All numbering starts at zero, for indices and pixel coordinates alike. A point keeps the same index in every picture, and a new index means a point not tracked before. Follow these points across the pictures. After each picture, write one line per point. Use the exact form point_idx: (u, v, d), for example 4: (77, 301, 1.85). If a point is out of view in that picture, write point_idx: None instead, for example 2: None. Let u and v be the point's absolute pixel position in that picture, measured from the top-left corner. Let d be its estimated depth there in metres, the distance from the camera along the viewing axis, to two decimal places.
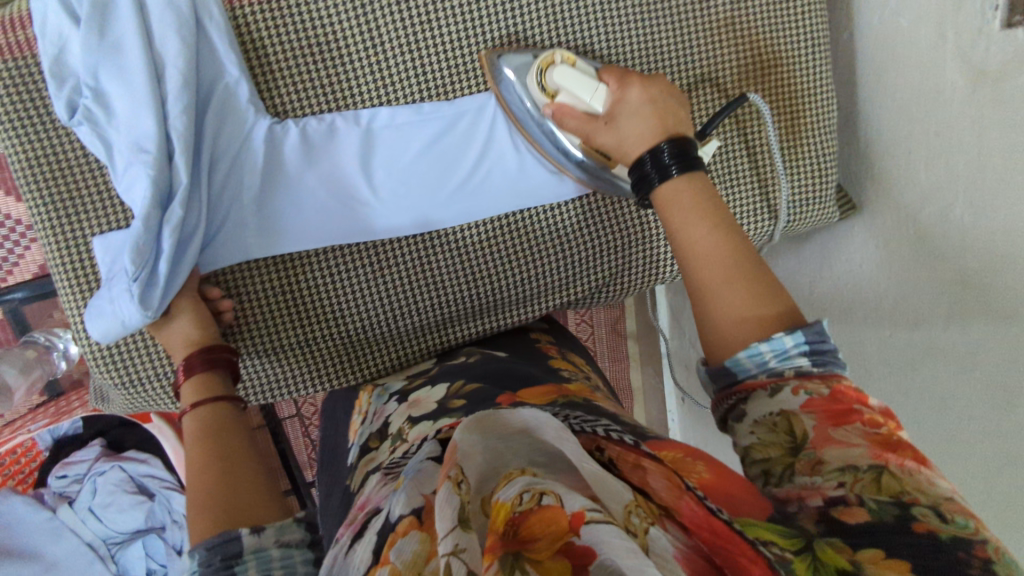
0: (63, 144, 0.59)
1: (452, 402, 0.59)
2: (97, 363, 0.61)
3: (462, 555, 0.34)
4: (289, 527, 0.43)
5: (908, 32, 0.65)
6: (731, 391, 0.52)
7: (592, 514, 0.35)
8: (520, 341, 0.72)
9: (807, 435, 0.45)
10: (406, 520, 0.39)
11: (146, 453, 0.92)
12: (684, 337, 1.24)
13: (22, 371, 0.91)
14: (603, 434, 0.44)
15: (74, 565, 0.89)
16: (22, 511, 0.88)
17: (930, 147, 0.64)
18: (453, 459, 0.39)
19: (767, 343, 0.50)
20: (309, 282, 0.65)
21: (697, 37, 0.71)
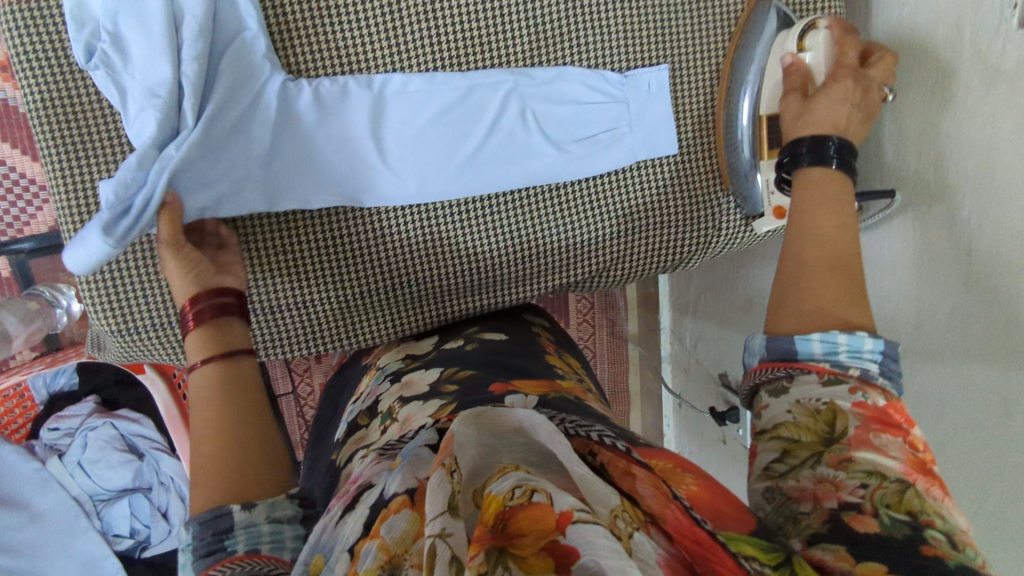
0: (79, 88, 0.59)
1: (443, 385, 0.60)
2: (95, 308, 0.61)
3: (448, 539, 0.35)
4: (281, 505, 0.45)
5: (925, 31, 0.65)
6: (782, 364, 0.50)
7: (581, 514, 0.36)
8: (519, 328, 0.72)
9: (846, 431, 0.44)
10: (399, 498, 0.40)
11: (139, 413, 0.93)
12: (683, 346, 1.24)
13: (22, 321, 0.90)
14: (596, 440, 0.44)
15: (59, 520, 0.88)
16: (12, 460, 0.88)
17: (936, 146, 0.65)
18: (448, 449, 0.40)
19: (847, 335, 0.48)
20: (312, 241, 0.66)
21: (721, 29, 0.70)
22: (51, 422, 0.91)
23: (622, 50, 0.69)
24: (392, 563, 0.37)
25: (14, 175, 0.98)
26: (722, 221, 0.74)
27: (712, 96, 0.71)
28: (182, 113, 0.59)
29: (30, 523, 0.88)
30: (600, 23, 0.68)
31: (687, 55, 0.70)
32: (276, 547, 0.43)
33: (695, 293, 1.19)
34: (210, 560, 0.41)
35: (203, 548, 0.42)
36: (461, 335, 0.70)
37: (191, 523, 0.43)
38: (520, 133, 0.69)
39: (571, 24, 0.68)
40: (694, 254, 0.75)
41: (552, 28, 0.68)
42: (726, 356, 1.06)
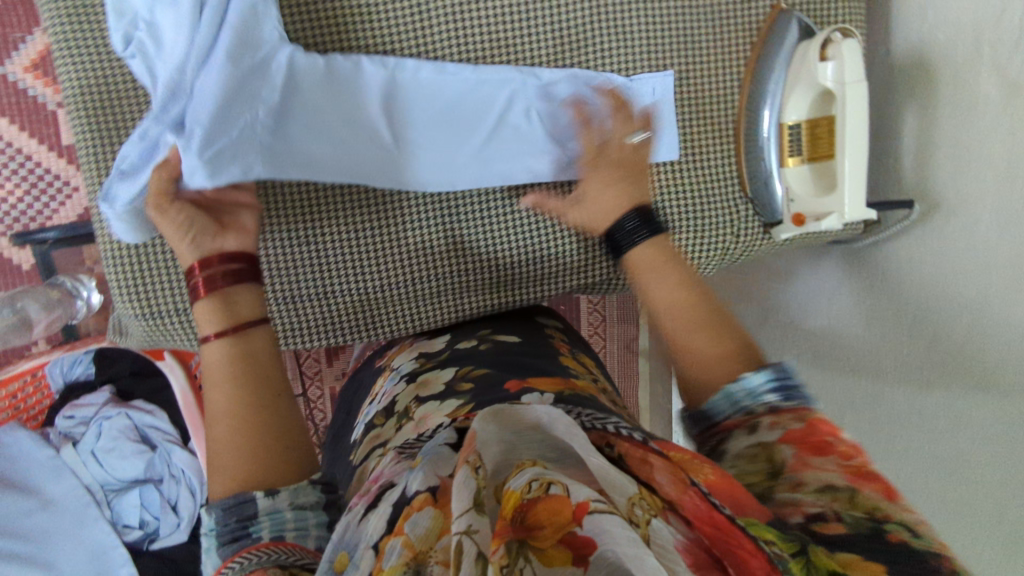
0: (116, 75, 0.61)
1: (458, 384, 0.60)
2: (121, 293, 0.63)
3: (475, 535, 0.34)
4: (304, 490, 0.46)
5: (944, 45, 0.66)
6: (711, 434, 0.51)
7: (597, 505, 0.36)
8: (532, 331, 0.72)
9: (784, 462, 0.44)
10: (422, 496, 0.40)
11: (154, 405, 0.94)
12: None
13: (46, 307, 0.93)
14: (613, 431, 0.44)
15: (71, 507, 0.88)
16: (27, 444, 0.90)
17: (957, 158, 0.65)
18: (472, 445, 0.39)
19: (739, 382, 0.50)
20: (329, 232, 0.67)
21: (738, 33, 0.70)
22: (66, 410, 0.93)
23: (644, 56, 0.69)
24: (418, 559, 0.37)
25: (39, 170, 1.02)
26: (741, 228, 0.72)
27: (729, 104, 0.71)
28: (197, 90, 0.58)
29: (41, 509, 0.87)
30: (622, 31, 0.68)
31: (706, 59, 0.70)
32: (300, 535, 0.44)
33: None
34: (235, 547, 0.42)
35: (228, 534, 0.43)
36: (476, 336, 0.70)
37: (215, 508, 0.45)
38: (529, 130, 0.70)
39: (591, 28, 0.68)
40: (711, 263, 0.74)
41: (573, 32, 0.68)
42: None
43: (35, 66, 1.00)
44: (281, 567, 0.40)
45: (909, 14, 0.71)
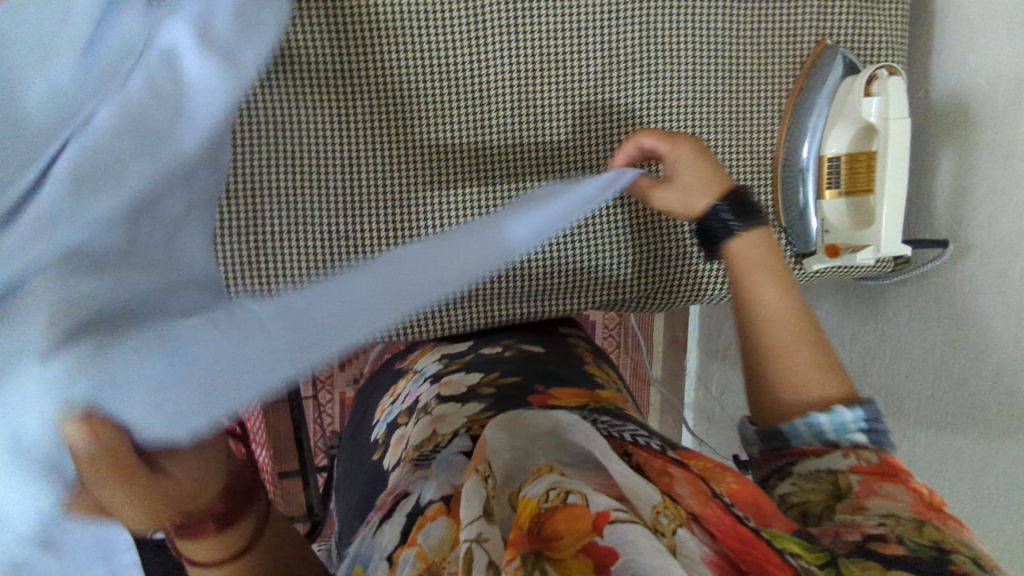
0: None
1: (482, 387, 0.61)
2: None
3: (485, 544, 0.34)
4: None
5: (986, 92, 0.66)
6: (780, 454, 0.51)
7: (618, 514, 0.35)
8: (554, 341, 0.73)
9: (851, 485, 0.46)
10: (434, 506, 0.41)
11: None
12: (706, 392, 1.24)
13: None
14: (631, 441, 0.45)
15: None
16: None
17: (992, 205, 0.65)
18: (483, 454, 0.40)
19: (827, 415, 0.50)
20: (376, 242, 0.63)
21: (773, 62, 0.71)
22: None
23: (693, 84, 0.69)
24: (431, 568, 0.36)
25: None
26: None
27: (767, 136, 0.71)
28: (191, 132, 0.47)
29: None
30: (664, 60, 0.67)
31: (740, 87, 0.70)
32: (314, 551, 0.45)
33: (723, 339, 1.18)
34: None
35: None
36: (499, 343, 0.71)
37: None
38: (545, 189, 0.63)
39: (642, 49, 0.67)
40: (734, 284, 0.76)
41: (626, 55, 0.66)
42: None
43: None
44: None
45: (951, 60, 0.71)
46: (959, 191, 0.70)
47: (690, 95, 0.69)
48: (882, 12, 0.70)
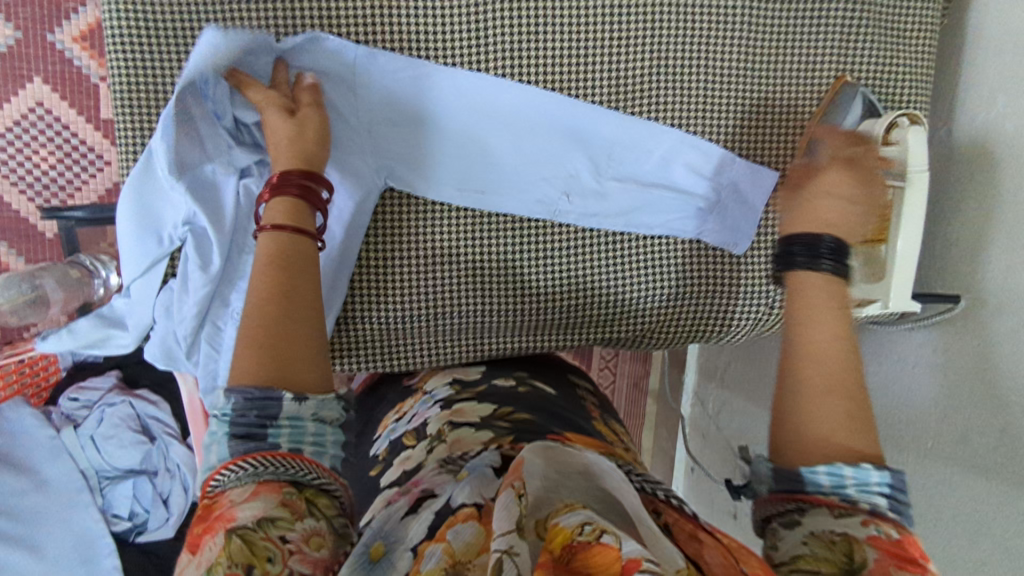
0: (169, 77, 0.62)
1: (497, 418, 0.59)
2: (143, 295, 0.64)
3: (516, 558, 0.33)
4: (328, 404, 0.45)
5: (1014, 135, 0.63)
6: (789, 496, 0.46)
7: (649, 566, 0.32)
8: (563, 384, 0.71)
9: (866, 563, 0.40)
10: (467, 510, 0.39)
11: (158, 396, 0.94)
12: (704, 411, 1.21)
13: (62, 285, 0.92)
14: (664, 499, 0.44)
15: (62, 490, 0.89)
16: (27, 424, 0.90)
17: (1014, 256, 0.63)
18: (518, 471, 0.39)
19: (852, 468, 0.45)
20: (387, 254, 0.68)
21: (790, 89, 0.69)
22: (72, 392, 0.93)
23: (703, 111, 0.68)
24: (456, 566, 0.35)
25: (73, 139, 1.04)
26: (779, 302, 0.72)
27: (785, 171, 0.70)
28: (176, 360, 0.67)
29: (34, 490, 0.88)
30: (673, 81, 0.67)
31: (756, 108, 0.69)
32: (318, 450, 0.44)
33: (724, 360, 1.15)
34: (250, 443, 0.42)
35: (244, 426, 0.42)
36: (515, 375, 0.69)
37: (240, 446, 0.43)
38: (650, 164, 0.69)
39: (657, 84, 0.67)
40: (744, 320, 0.73)
41: (632, 82, 0.66)
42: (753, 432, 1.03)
43: (83, 37, 1.01)
44: (296, 486, 0.41)
45: (977, 100, 0.69)
46: (979, 235, 0.67)
47: (712, 135, 0.68)
48: (907, 50, 0.69)
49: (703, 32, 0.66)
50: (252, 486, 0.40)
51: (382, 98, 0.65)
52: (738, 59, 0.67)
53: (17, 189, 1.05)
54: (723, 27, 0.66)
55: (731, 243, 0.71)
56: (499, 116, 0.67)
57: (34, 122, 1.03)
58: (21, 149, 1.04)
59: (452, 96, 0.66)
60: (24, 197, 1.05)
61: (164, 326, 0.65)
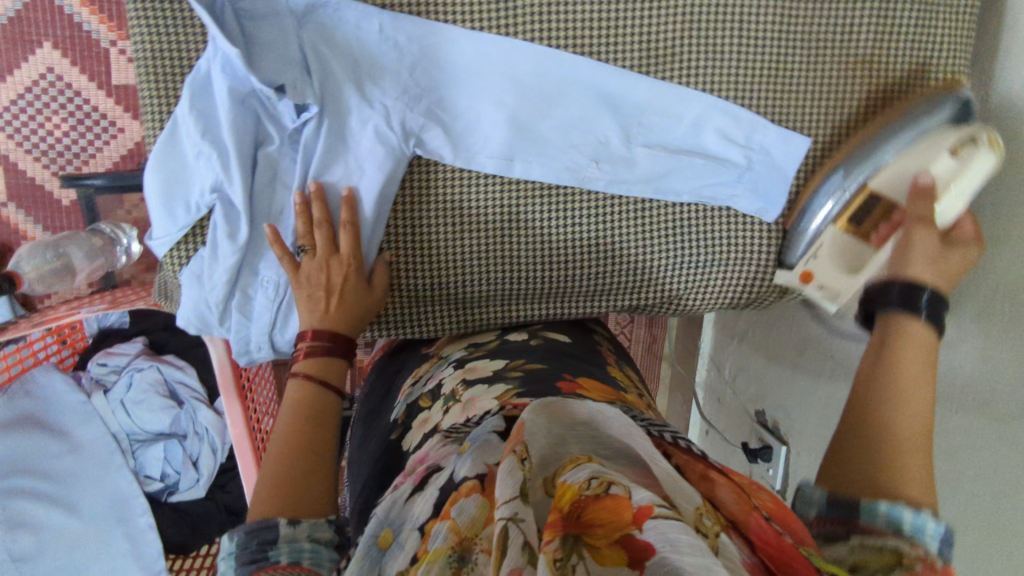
0: (190, 44, 0.62)
1: (508, 371, 0.60)
2: (172, 263, 0.66)
3: (523, 523, 0.32)
4: (320, 527, 0.48)
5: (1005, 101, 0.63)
6: (840, 521, 0.43)
7: (660, 510, 0.32)
8: (581, 334, 0.74)
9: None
10: (469, 482, 0.38)
11: (184, 362, 0.97)
12: (717, 376, 1.22)
13: (89, 256, 0.95)
14: (670, 440, 0.43)
15: (96, 453, 0.92)
16: (61, 389, 0.92)
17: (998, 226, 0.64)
18: (521, 434, 0.37)
19: (911, 512, 0.41)
20: (412, 222, 0.68)
21: (831, 56, 0.67)
22: (100, 357, 0.95)
23: (740, 76, 0.67)
24: (463, 544, 0.34)
25: (85, 106, 0.99)
26: None
27: (824, 141, 0.69)
28: (208, 326, 0.68)
29: (70, 451, 0.91)
30: (712, 45, 0.65)
31: (800, 74, 0.67)
32: (316, 561, 0.45)
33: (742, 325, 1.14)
34: (253, 568, 0.43)
35: (247, 555, 0.44)
36: (529, 332, 0.72)
37: (238, 531, 0.46)
38: (685, 120, 0.68)
39: (687, 49, 0.65)
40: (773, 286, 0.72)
41: (665, 45, 0.65)
42: (766, 392, 1.03)
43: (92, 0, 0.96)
44: None
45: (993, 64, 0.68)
46: None
47: (745, 102, 0.67)
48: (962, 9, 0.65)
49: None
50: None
51: (407, 63, 0.64)
52: (769, 17, 0.65)
53: (30, 156, 1.01)
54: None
55: (762, 209, 0.69)
56: (528, 78, 0.65)
57: (46, 89, 0.98)
58: (32, 116, 0.99)
59: (482, 59, 0.64)
60: (39, 165, 1.01)
61: (195, 294, 0.66)
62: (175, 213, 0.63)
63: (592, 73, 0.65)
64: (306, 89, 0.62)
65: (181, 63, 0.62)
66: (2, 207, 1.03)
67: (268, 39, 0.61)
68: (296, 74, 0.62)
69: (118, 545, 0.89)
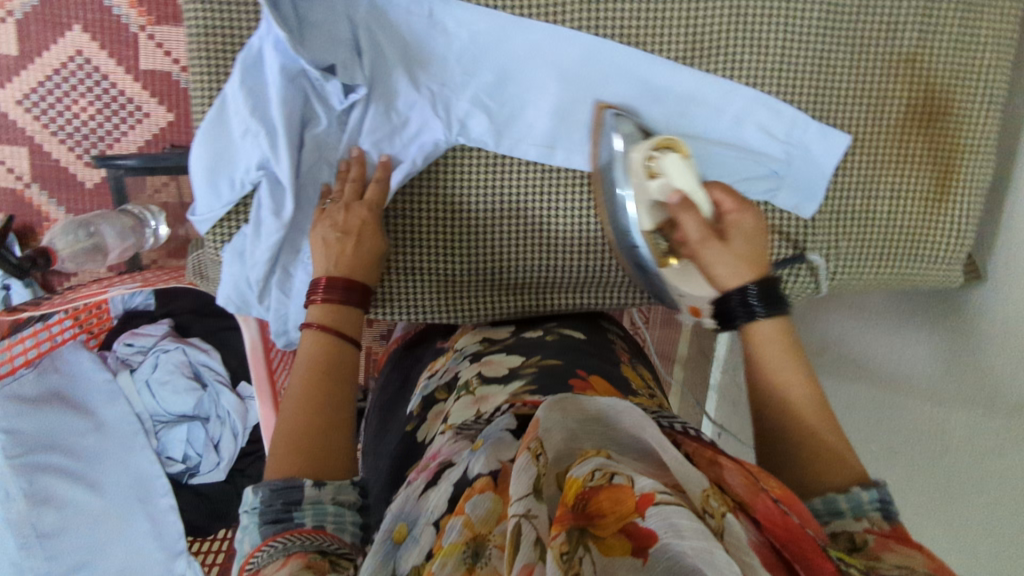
0: (245, 22, 0.62)
1: (523, 368, 0.59)
2: (213, 240, 0.66)
3: (535, 519, 0.30)
4: (344, 487, 0.48)
5: None
6: None
7: (663, 497, 0.30)
8: (597, 333, 0.71)
9: (866, 542, 0.41)
10: (482, 478, 0.36)
11: (209, 346, 0.99)
12: (729, 380, 1.21)
13: (120, 235, 0.96)
14: (680, 430, 0.41)
15: (119, 432, 0.93)
16: (87, 366, 0.94)
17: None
18: (535, 429, 0.35)
19: (843, 494, 0.45)
20: (449, 207, 0.68)
21: (875, 57, 0.68)
22: (127, 337, 0.97)
23: (787, 72, 0.67)
24: (478, 540, 0.33)
25: (114, 91, 1.00)
26: (843, 255, 0.72)
27: (864, 138, 0.70)
28: (247, 304, 0.70)
29: (94, 430, 0.91)
30: (762, 42, 0.66)
31: (844, 73, 0.68)
32: (338, 527, 0.46)
33: None
34: (277, 528, 0.44)
35: (271, 514, 0.45)
36: (542, 327, 0.71)
37: (262, 487, 0.46)
38: (732, 107, 0.68)
39: (733, 41, 0.66)
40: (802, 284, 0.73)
41: (716, 44, 0.66)
42: None
43: None
44: (320, 552, 0.43)
45: None
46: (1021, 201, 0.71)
47: (788, 96, 0.68)
48: (991, 11, 0.68)
49: None
50: (281, 559, 0.42)
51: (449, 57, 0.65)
52: (816, 18, 0.66)
53: (57, 139, 1.01)
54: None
55: (798, 205, 0.70)
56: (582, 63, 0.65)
57: (74, 72, 0.99)
58: (59, 99, 1.00)
59: (536, 52, 0.65)
60: (68, 149, 1.02)
61: (236, 271, 0.67)
62: (220, 194, 0.64)
63: (646, 64, 0.66)
64: (356, 70, 0.62)
65: (232, 41, 0.62)
66: (25, 187, 1.03)
67: (319, 19, 0.61)
68: (347, 55, 0.62)
69: (139, 524, 0.89)
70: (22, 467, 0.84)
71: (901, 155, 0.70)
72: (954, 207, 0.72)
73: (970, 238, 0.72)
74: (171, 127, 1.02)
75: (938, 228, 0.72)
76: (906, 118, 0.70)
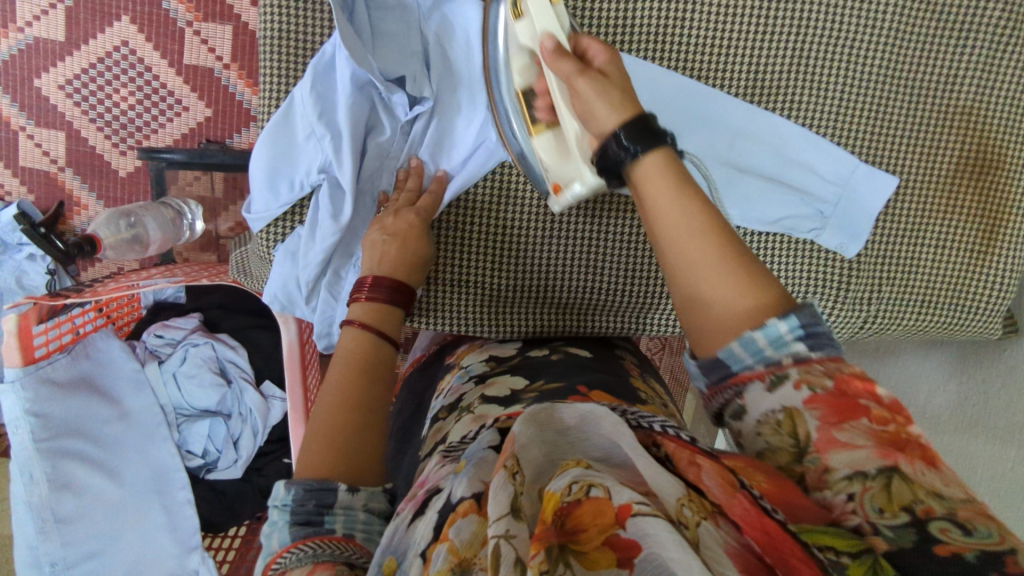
0: (317, 30, 0.63)
1: (525, 393, 0.56)
2: (268, 244, 0.67)
3: (513, 541, 0.28)
4: (377, 495, 0.46)
5: None
6: (727, 384, 0.45)
7: (641, 507, 0.28)
8: (603, 349, 0.70)
9: (810, 437, 0.40)
10: (466, 501, 0.33)
11: (236, 342, 1.01)
12: None
13: (161, 227, 0.98)
14: (660, 430, 0.37)
15: (144, 421, 0.95)
16: (117, 354, 0.95)
17: None
18: (510, 446, 0.33)
19: (759, 330, 0.44)
20: (499, 223, 0.69)
21: (931, 108, 0.69)
22: (157, 329, 0.98)
23: (838, 114, 0.68)
24: (463, 565, 0.31)
25: (155, 82, 1.03)
26: (880, 300, 0.73)
27: (915, 185, 0.70)
28: (294, 305, 0.69)
29: (117, 419, 0.91)
30: (819, 86, 0.67)
31: (900, 122, 0.69)
32: (368, 537, 0.44)
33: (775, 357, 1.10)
34: (307, 531, 0.42)
35: (302, 515, 0.43)
36: (548, 345, 0.70)
37: (295, 485, 0.44)
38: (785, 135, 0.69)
39: (792, 84, 0.67)
40: (844, 324, 0.73)
41: (774, 81, 0.67)
42: None
43: None
44: (349, 565, 0.41)
45: None
46: None
47: (839, 138, 0.69)
48: None
49: (850, 42, 0.66)
50: (308, 565, 0.40)
51: None
52: (876, 65, 0.67)
53: (94, 125, 1.04)
54: (868, 27, 0.66)
55: (842, 244, 0.71)
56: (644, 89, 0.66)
57: (117, 61, 1.01)
58: (101, 86, 1.03)
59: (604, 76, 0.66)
60: (102, 134, 1.04)
61: (287, 270, 0.67)
62: (284, 198, 0.64)
63: (711, 94, 0.67)
64: (424, 83, 0.65)
65: (304, 45, 0.63)
66: (59, 171, 1.06)
67: (391, 30, 0.64)
68: (417, 67, 0.65)
69: (155, 517, 0.90)
70: (49, 451, 0.82)
71: (951, 207, 0.71)
72: (1000, 264, 0.72)
73: (1010, 296, 0.73)
74: (208, 122, 1.05)
75: (984, 282, 0.73)
76: (961, 172, 0.71)
